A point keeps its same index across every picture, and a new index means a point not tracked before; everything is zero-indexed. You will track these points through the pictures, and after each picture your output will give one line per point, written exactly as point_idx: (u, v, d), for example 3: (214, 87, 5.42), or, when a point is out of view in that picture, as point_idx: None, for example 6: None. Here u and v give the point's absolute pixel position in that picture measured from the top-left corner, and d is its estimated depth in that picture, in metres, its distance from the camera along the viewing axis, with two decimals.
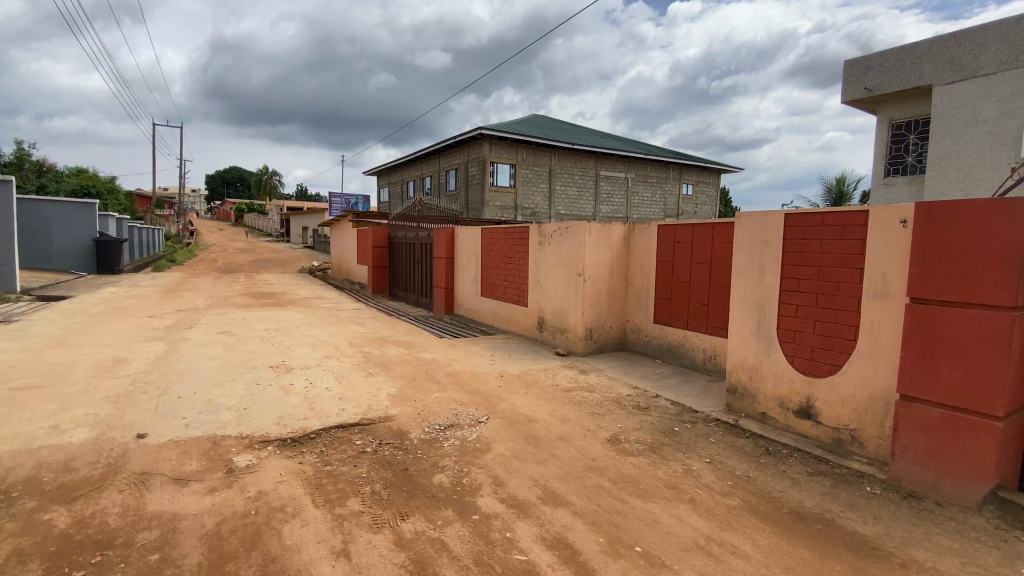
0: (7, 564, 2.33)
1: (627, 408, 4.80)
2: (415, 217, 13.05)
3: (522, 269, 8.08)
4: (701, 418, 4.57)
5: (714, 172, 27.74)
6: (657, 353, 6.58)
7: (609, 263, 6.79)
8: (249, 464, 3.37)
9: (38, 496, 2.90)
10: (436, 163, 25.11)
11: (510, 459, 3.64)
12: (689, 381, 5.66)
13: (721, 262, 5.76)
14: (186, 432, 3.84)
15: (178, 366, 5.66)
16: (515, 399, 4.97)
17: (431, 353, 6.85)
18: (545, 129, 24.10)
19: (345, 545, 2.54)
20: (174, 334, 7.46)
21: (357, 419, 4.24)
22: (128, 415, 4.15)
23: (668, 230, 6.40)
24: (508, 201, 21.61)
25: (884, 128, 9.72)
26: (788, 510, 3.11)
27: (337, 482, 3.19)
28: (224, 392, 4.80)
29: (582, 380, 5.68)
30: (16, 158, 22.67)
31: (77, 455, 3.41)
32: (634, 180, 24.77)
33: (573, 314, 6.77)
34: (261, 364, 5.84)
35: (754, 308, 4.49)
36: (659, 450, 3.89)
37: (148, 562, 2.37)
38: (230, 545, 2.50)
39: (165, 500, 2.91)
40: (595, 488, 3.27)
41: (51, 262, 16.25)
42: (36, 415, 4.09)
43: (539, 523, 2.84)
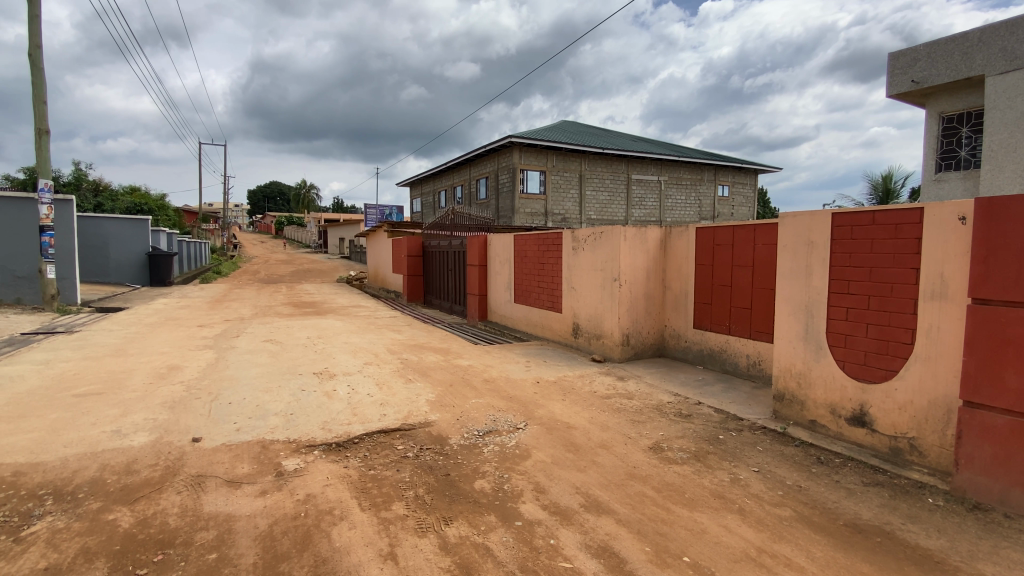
0: (78, 560, 2.47)
1: (668, 415, 4.70)
2: (448, 226, 13.24)
3: (556, 275, 8.05)
4: (747, 426, 4.43)
5: (750, 173, 27.03)
6: (697, 359, 6.44)
7: (645, 267, 6.70)
8: (297, 468, 3.47)
9: (103, 497, 3.07)
10: (467, 172, 25.43)
11: (550, 466, 3.62)
12: (733, 388, 5.50)
13: (764, 265, 5.60)
14: (236, 436, 4.00)
15: (227, 373, 5.90)
16: (553, 405, 4.94)
17: (467, 360, 6.90)
18: (575, 134, 24.07)
19: (392, 549, 2.57)
20: (223, 342, 7.80)
21: (398, 424, 4.31)
22: (183, 420, 4.34)
23: (706, 233, 6.28)
24: (539, 208, 21.68)
25: (934, 122, 9.26)
26: (843, 522, 2.97)
27: (381, 486, 3.25)
28: (271, 397, 4.97)
29: (620, 386, 5.60)
30: (76, 179, 24.35)
31: (137, 458, 3.60)
32: (667, 184, 24.38)
33: (609, 320, 6.70)
34: (305, 370, 6.03)
35: (801, 311, 4.34)
36: (703, 458, 3.79)
37: (206, 561, 2.46)
38: (282, 546, 2.58)
39: (221, 501, 3.02)
40: (638, 496, 3.21)
41: (108, 275, 17.31)
42: (100, 420, 4.34)
43: (583, 530, 2.81)
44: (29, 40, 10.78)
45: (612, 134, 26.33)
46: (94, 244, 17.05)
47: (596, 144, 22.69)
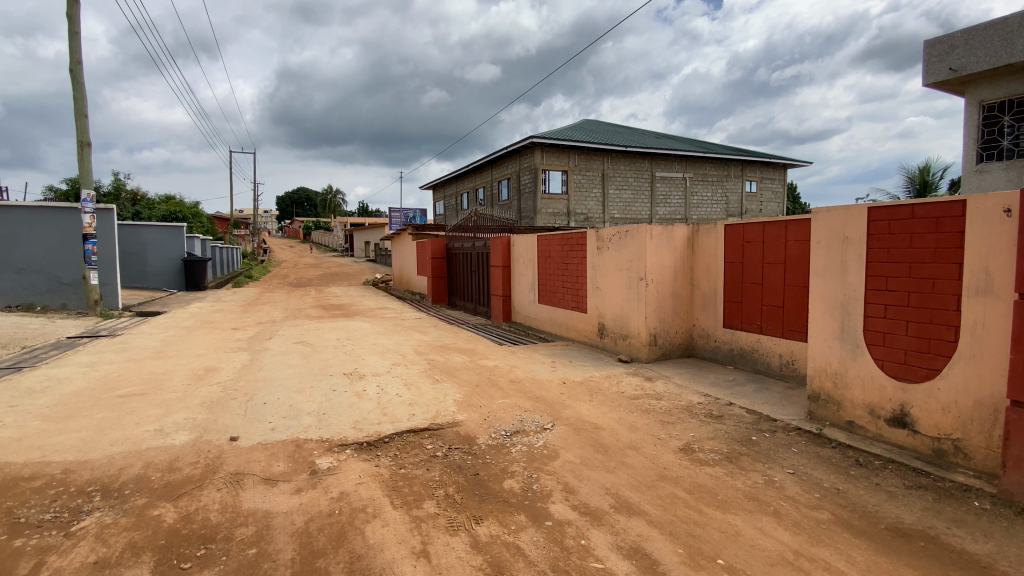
0: (126, 554, 2.57)
1: (699, 416, 4.62)
2: (472, 227, 13.32)
3: (580, 275, 8.01)
4: (781, 427, 4.33)
5: (779, 167, 26.35)
6: (727, 359, 6.32)
7: (672, 266, 6.61)
8: (330, 466, 3.54)
9: (148, 493, 3.20)
10: (489, 173, 25.53)
11: (579, 466, 3.61)
12: (765, 389, 5.38)
13: (796, 262, 5.46)
14: (271, 436, 4.11)
15: (261, 374, 6.08)
16: (580, 406, 4.92)
17: (493, 360, 6.93)
18: (597, 133, 23.90)
19: (424, 547, 2.61)
20: (256, 344, 8.01)
21: (427, 424, 4.36)
22: (221, 419, 4.49)
23: (735, 230, 6.16)
24: (561, 207, 21.62)
25: (974, 110, 8.86)
26: (885, 526, 2.87)
27: (412, 485, 3.30)
28: (304, 398, 5.09)
29: (649, 387, 5.53)
30: (115, 189, 25.42)
31: (179, 456, 3.73)
32: (692, 180, 23.98)
33: (636, 320, 6.63)
34: (335, 371, 6.15)
35: (836, 309, 4.22)
36: (736, 460, 3.72)
37: (246, 556, 2.54)
38: (318, 543, 2.64)
39: (258, 498, 3.11)
40: (669, 497, 3.17)
41: (146, 280, 18.01)
42: (143, 419, 4.52)
43: (614, 531, 2.79)
44: (69, 56, 11.31)
45: (635, 132, 26.04)
46: (133, 251, 17.77)
47: (618, 142, 22.48)
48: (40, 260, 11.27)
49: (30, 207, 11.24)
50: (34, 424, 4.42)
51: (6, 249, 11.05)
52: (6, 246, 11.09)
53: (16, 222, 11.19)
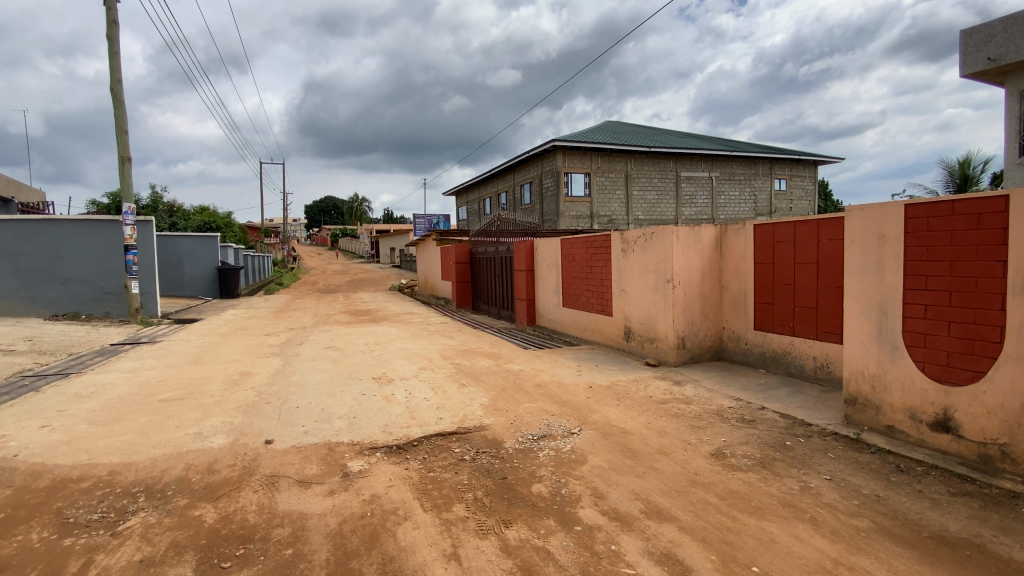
0: (169, 553, 2.68)
1: (730, 421, 4.53)
2: (495, 232, 13.39)
3: (605, 278, 7.96)
4: (817, 432, 4.20)
5: (809, 164, 25.64)
6: (759, 362, 6.18)
7: (700, 267, 6.51)
8: (362, 469, 3.62)
9: (189, 494, 3.32)
10: (511, 178, 25.64)
11: (607, 471, 3.58)
12: (800, 392, 5.23)
13: (829, 261, 5.30)
14: (305, 439, 4.21)
15: (293, 378, 6.24)
16: (607, 410, 4.88)
17: (518, 364, 6.93)
18: (619, 135, 23.74)
19: (455, 549, 2.63)
20: (288, 350, 8.23)
21: (454, 428, 4.40)
22: (256, 423, 4.63)
23: (765, 229, 6.03)
24: (584, 210, 21.54)
25: (1015, 101, 8.47)
26: (928, 534, 2.76)
27: (441, 488, 3.33)
28: (335, 402, 5.20)
29: (678, 391, 5.44)
30: (153, 201, 26.53)
31: (217, 458, 3.86)
32: (719, 179, 23.56)
33: (663, 323, 6.55)
34: (365, 375, 6.26)
35: (873, 310, 4.08)
36: (770, 466, 3.63)
37: (283, 556, 2.61)
38: (352, 544, 2.69)
39: (294, 500, 3.20)
40: (701, 503, 3.12)
41: (182, 288, 18.71)
42: (183, 423, 4.69)
43: (645, 537, 2.76)
44: (110, 76, 11.87)
45: (658, 132, 25.75)
46: (170, 261, 18.50)
47: (642, 143, 22.28)
48: (85, 271, 11.83)
49: (75, 220, 11.80)
50: (82, 428, 4.63)
51: (53, 261, 11.61)
52: (53, 258, 11.65)
53: (62, 235, 11.75)
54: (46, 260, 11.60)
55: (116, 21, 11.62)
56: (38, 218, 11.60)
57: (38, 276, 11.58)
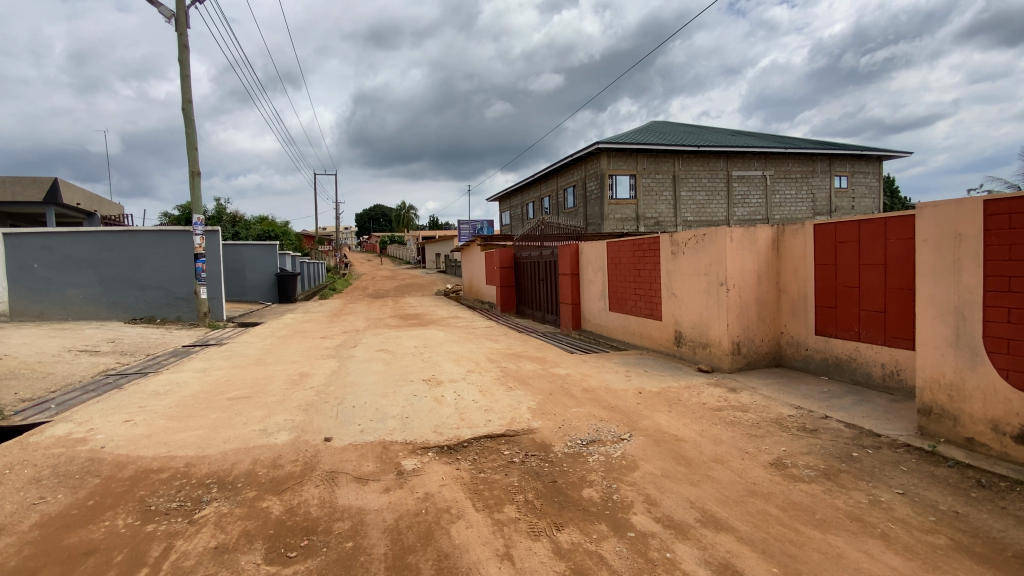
0: (241, 541, 2.85)
1: (790, 430, 4.34)
2: (539, 237, 13.42)
3: (654, 282, 7.81)
4: (887, 443, 3.95)
5: (874, 160, 24.16)
6: (821, 369, 5.88)
7: (756, 270, 6.28)
8: (415, 468, 3.72)
9: (257, 487, 3.52)
10: (554, 182, 25.61)
11: (660, 478, 3.51)
12: (867, 401, 4.93)
13: (898, 262, 4.99)
14: (361, 437, 4.38)
15: (348, 379, 6.49)
16: (658, 417, 4.78)
17: (565, 369, 6.92)
18: (667, 134, 23.25)
19: (508, 549, 2.67)
20: (343, 352, 8.58)
21: (503, 430, 4.45)
22: (316, 421, 4.85)
23: (826, 229, 5.74)
24: (630, 212, 21.23)
25: None
26: (1014, 554, 2.54)
27: (492, 488, 3.38)
28: (388, 402, 5.38)
29: (733, 398, 5.26)
30: (218, 212, 28.36)
31: (281, 454, 4.07)
32: (773, 178, 22.61)
33: (717, 327, 6.35)
34: (416, 377, 6.43)
35: (949, 314, 3.80)
36: (835, 478, 3.44)
37: (344, 549, 2.72)
38: (408, 539, 2.78)
39: (352, 496, 3.32)
40: (761, 514, 3.01)
41: (245, 293, 19.86)
42: (249, 420, 4.97)
43: (701, 546, 2.69)
44: (182, 96, 12.82)
45: (707, 131, 25.01)
46: (234, 267, 19.70)
47: (690, 143, 21.72)
48: (161, 278, 12.79)
49: (152, 231, 12.78)
50: (160, 423, 5.00)
51: (132, 269, 12.61)
52: (132, 267, 12.64)
53: (140, 245, 12.71)
54: (126, 268, 12.60)
55: (186, 45, 12.54)
56: (119, 230, 12.55)
57: (119, 283, 12.58)
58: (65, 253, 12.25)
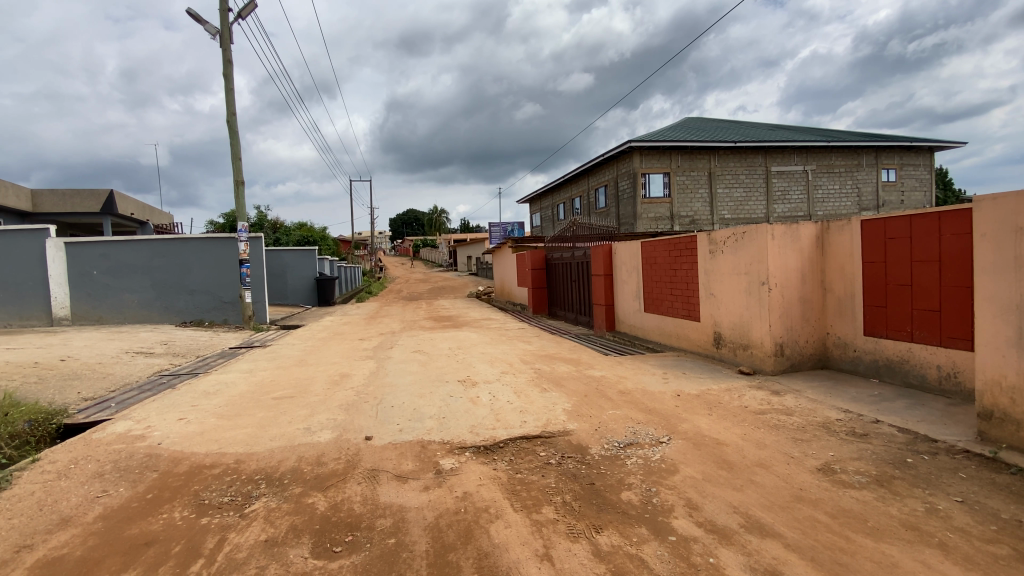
0: (289, 535, 2.96)
1: (839, 434, 4.17)
2: (571, 237, 13.35)
3: (691, 282, 7.65)
4: (945, 449, 3.74)
5: (925, 151, 22.93)
6: (871, 371, 5.63)
7: (799, 268, 6.07)
8: (453, 467, 3.77)
9: (303, 483, 3.65)
10: (586, 182, 25.44)
11: (702, 483, 3.43)
12: (921, 405, 4.69)
13: (954, 259, 4.72)
14: (400, 436, 4.48)
15: (386, 380, 6.62)
16: (698, 420, 4.68)
17: (600, 370, 6.87)
18: (701, 131, 22.73)
19: (547, 550, 2.67)
20: (380, 353, 8.78)
21: (539, 431, 4.45)
22: (357, 420, 4.98)
23: (875, 225, 5.49)
24: (664, 211, 20.86)
25: None
26: None
27: (530, 489, 3.39)
28: (425, 402, 5.46)
29: (777, 401, 5.10)
30: (260, 219, 29.53)
31: (325, 452, 4.21)
32: (816, 173, 21.77)
33: (758, 328, 6.17)
34: (451, 379, 6.50)
35: (1011, 312, 3.58)
36: (888, 484, 3.29)
37: (386, 545, 2.79)
38: (449, 537, 2.82)
39: (393, 493, 3.40)
40: (809, 521, 2.90)
41: (286, 297, 20.59)
42: (294, 419, 5.15)
43: (746, 552, 2.62)
44: (227, 109, 13.41)
45: (745, 126, 24.30)
46: (276, 272, 20.45)
47: (726, 139, 21.17)
48: (209, 282, 13.43)
49: (200, 239, 13.42)
50: (211, 421, 5.24)
51: (183, 275, 13.27)
52: (182, 272, 13.31)
53: (189, 252, 13.36)
54: (177, 274, 13.27)
55: (230, 60, 13.12)
56: (170, 237, 13.23)
57: (171, 289, 13.26)
58: (121, 260, 12.97)
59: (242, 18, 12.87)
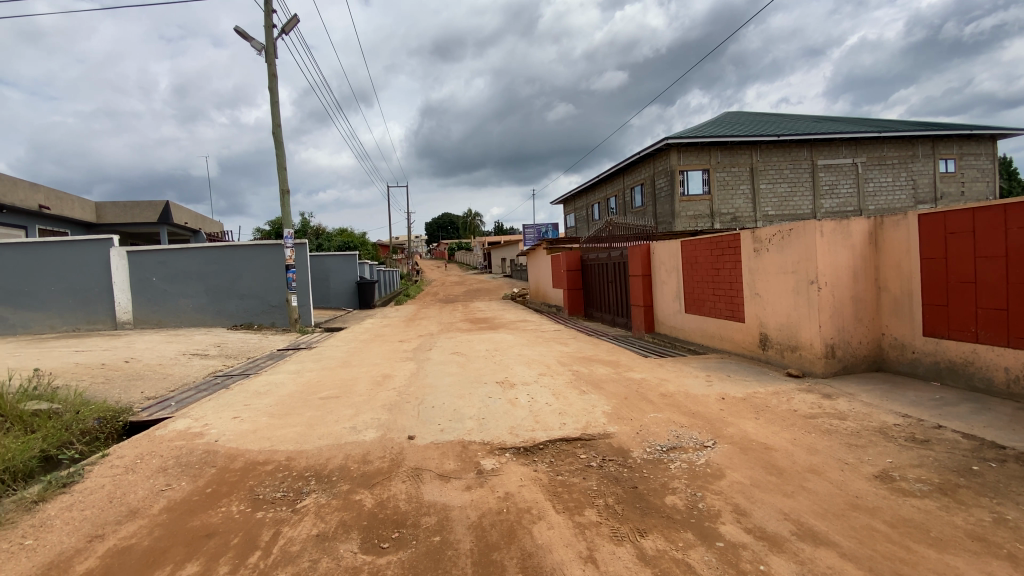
0: (339, 530, 3.07)
1: (896, 440, 3.97)
2: (607, 238, 13.22)
3: (734, 281, 7.44)
4: (1015, 456, 3.50)
5: (987, 140, 21.49)
6: (931, 374, 5.32)
7: (850, 266, 5.81)
8: (494, 467, 3.81)
9: (350, 481, 3.77)
10: (621, 181, 25.13)
11: (750, 488, 3.34)
12: (988, 410, 4.40)
13: (1022, 254, 4.41)
14: (442, 436, 4.56)
15: (427, 381, 6.76)
16: (744, 424, 4.55)
17: (640, 373, 6.76)
18: (742, 125, 22.05)
19: (591, 552, 2.67)
20: (420, 355, 8.95)
21: (578, 434, 4.43)
22: (400, 420, 5.11)
23: (933, 219, 5.19)
24: (703, 209, 20.37)
25: None
26: None
27: (572, 492, 3.38)
28: (465, 403, 5.54)
29: (828, 405, 4.89)
30: (304, 225, 30.69)
31: (370, 450, 4.33)
32: (866, 165, 20.75)
33: (808, 329, 5.94)
34: (490, 380, 6.56)
35: None
36: (953, 493, 3.11)
37: (432, 542, 2.85)
38: (492, 537, 2.86)
39: (437, 492, 3.47)
40: (866, 530, 2.77)
41: (329, 300, 21.28)
42: (340, 418, 5.32)
43: (798, 560, 2.54)
44: (273, 121, 14.00)
45: (788, 118, 23.41)
46: (319, 276, 21.18)
47: (768, 133, 20.46)
48: (257, 287, 14.05)
49: (249, 246, 14.05)
50: (263, 420, 5.48)
51: (234, 280, 13.95)
52: (233, 278, 13.98)
53: (239, 258, 14.02)
54: (228, 280, 13.95)
55: (275, 74, 13.70)
56: (222, 245, 13.91)
57: (223, 293, 13.95)
58: (177, 267, 13.73)
59: (285, 33, 13.43)
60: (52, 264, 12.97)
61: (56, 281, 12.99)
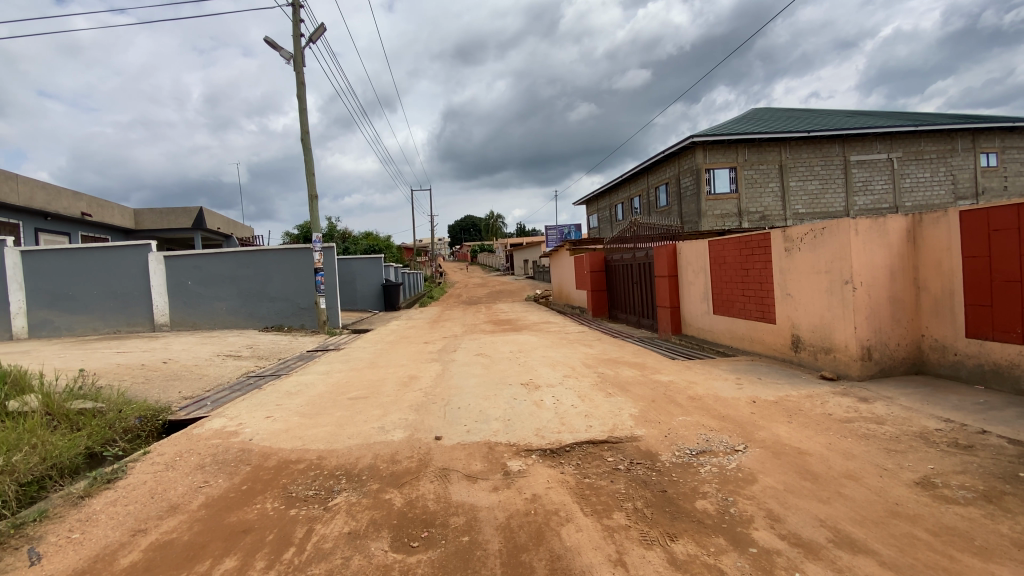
0: (370, 529, 3.13)
1: (938, 445, 3.82)
2: (632, 238, 13.09)
3: (764, 281, 7.28)
4: None
5: None
6: (975, 377, 5.10)
7: (887, 265, 5.62)
8: (521, 469, 3.83)
9: (379, 480, 3.83)
10: (645, 181, 24.86)
11: (783, 493, 3.26)
12: None
13: None
14: (468, 436, 4.60)
15: (452, 382, 6.82)
16: (775, 428, 4.45)
17: (667, 375, 6.68)
18: (770, 121, 21.55)
19: (620, 556, 2.65)
20: (446, 356, 9.03)
21: (605, 436, 4.41)
22: (427, 420, 5.17)
23: (976, 215, 4.98)
24: (730, 207, 19.98)
25: None
26: None
27: (599, 495, 3.37)
28: (491, 404, 5.57)
29: (865, 409, 4.74)
30: (331, 229, 31.40)
31: (398, 451, 4.39)
32: (902, 160, 20.06)
33: (842, 330, 5.77)
34: (515, 381, 6.58)
35: None
36: (999, 501, 2.97)
37: (461, 542, 2.88)
38: (521, 538, 2.87)
39: (464, 492, 3.50)
40: (907, 538, 2.68)
41: (355, 302, 21.67)
42: (369, 418, 5.42)
43: (836, 568, 2.47)
44: (301, 128, 14.35)
45: (819, 114, 22.79)
46: (346, 279, 21.60)
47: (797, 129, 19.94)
48: (287, 290, 14.42)
49: (279, 250, 14.43)
50: (295, 419, 5.61)
51: (265, 283, 14.34)
52: (264, 281, 14.38)
53: (270, 262, 14.41)
54: (260, 283, 14.35)
55: (303, 82, 14.04)
56: (253, 249, 14.33)
57: (254, 296, 14.36)
58: (211, 271, 14.20)
59: (313, 42, 13.75)
60: (95, 269, 13.57)
61: (99, 285, 13.58)
